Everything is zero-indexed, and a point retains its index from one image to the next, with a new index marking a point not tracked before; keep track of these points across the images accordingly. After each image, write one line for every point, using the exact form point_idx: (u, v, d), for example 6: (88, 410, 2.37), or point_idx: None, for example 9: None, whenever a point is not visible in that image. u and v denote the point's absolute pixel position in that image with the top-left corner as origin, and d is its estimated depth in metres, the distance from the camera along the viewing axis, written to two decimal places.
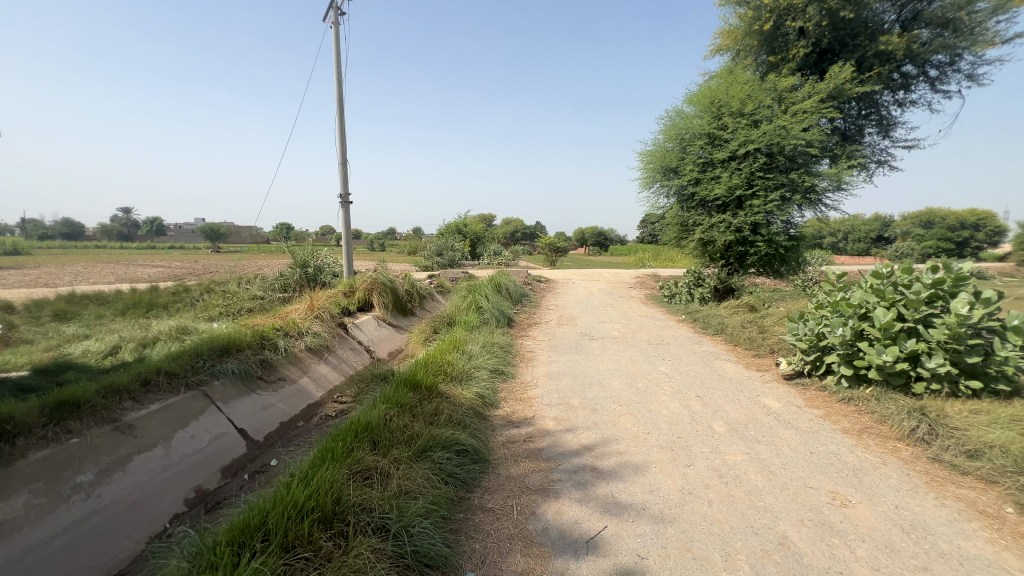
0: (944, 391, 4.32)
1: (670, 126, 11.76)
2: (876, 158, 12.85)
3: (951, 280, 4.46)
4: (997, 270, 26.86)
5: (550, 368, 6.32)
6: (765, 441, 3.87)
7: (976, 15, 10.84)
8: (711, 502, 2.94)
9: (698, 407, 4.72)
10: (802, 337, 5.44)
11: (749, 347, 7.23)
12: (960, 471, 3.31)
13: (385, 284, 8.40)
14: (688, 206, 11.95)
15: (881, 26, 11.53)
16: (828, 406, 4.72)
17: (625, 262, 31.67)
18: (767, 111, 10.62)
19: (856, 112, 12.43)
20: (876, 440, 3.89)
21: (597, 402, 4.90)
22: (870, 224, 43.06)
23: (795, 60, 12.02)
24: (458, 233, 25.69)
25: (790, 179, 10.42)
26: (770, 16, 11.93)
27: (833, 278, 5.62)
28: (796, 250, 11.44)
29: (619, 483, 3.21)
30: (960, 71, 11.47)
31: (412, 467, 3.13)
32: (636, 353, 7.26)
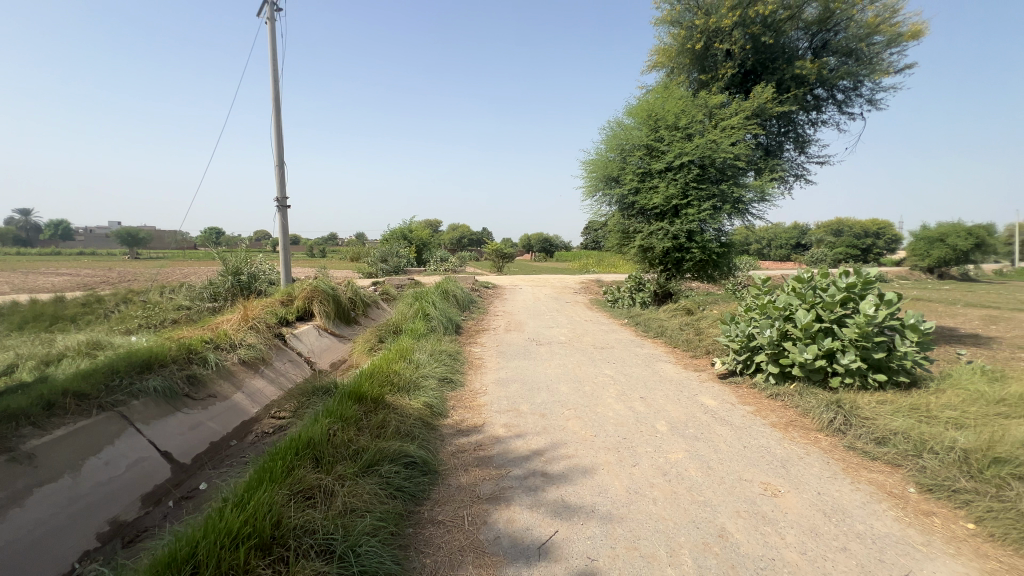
0: (857, 384, 4.76)
1: (612, 137, 12.24)
2: (794, 172, 13.98)
3: (860, 284, 4.92)
4: (896, 274, 30.16)
5: (498, 375, 6.31)
6: (703, 438, 4.07)
7: (873, 47, 12.14)
8: (656, 500, 3.05)
9: (641, 408, 4.90)
10: (734, 338, 5.82)
11: (687, 349, 7.60)
12: (870, 457, 3.65)
13: (326, 292, 8.06)
14: (628, 214, 12.45)
15: (797, 51, 12.58)
16: (758, 402, 5.04)
17: (570, 268, 32.38)
18: (700, 126, 11.29)
19: (776, 130, 13.45)
20: (800, 432, 4.21)
21: (546, 407, 4.96)
22: (789, 232, 46.93)
23: (723, 79, 12.93)
24: (402, 240, 25.26)
25: (721, 190, 11.14)
26: (701, 36, 12.79)
27: (760, 283, 6.05)
28: (728, 256, 12.16)
29: (568, 486, 3.26)
30: (861, 96, 12.74)
31: (358, 482, 3.01)
32: (582, 357, 7.43)
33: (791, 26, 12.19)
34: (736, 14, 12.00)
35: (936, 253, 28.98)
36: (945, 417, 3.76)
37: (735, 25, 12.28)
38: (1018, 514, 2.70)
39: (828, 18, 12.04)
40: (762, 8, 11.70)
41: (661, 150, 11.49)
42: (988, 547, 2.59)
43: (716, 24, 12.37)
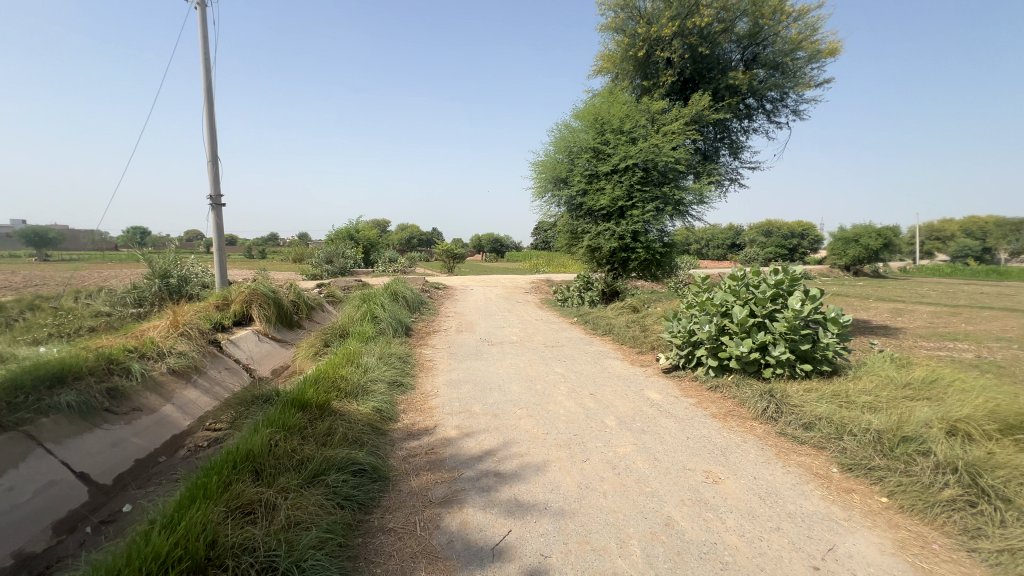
0: (786, 374, 5.12)
1: (560, 139, 12.47)
2: (729, 176, 14.81)
3: (787, 281, 5.29)
4: (818, 272, 32.75)
5: (450, 377, 6.25)
6: (649, 431, 4.23)
7: (797, 62, 13.08)
8: (606, 494, 3.13)
9: (591, 404, 5.02)
10: (676, 334, 6.09)
11: (634, 345, 7.86)
12: (799, 441, 3.93)
13: (266, 295, 7.65)
14: (577, 215, 12.73)
15: (730, 63, 13.33)
16: (699, 395, 5.30)
17: (520, 267, 32.62)
18: (643, 130, 11.72)
19: (713, 136, 14.20)
20: (737, 421, 4.46)
21: (498, 407, 4.96)
22: (724, 233, 49.78)
23: (664, 86, 13.50)
24: (349, 240, 24.48)
25: (663, 193, 11.62)
26: (643, 44, 13.32)
27: (699, 281, 6.36)
28: (670, 256, 12.70)
29: (521, 485, 3.27)
30: (787, 107, 13.69)
31: (303, 494, 2.87)
32: (533, 356, 7.51)
33: (725, 38, 12.92)
34: (675, 25, 12.61)
35: (852, 252, 31.71)
36: (861, 401, 4.13)
37: (674, 35, 12.91)
38: (922, 486, 3.01)
39: (757, 33, 12.83)
40: (698, 20, 12.36)
41: (607, 153, 11.83)
42: (898, 518, 2.87)
43: (657, 33, 12.94)
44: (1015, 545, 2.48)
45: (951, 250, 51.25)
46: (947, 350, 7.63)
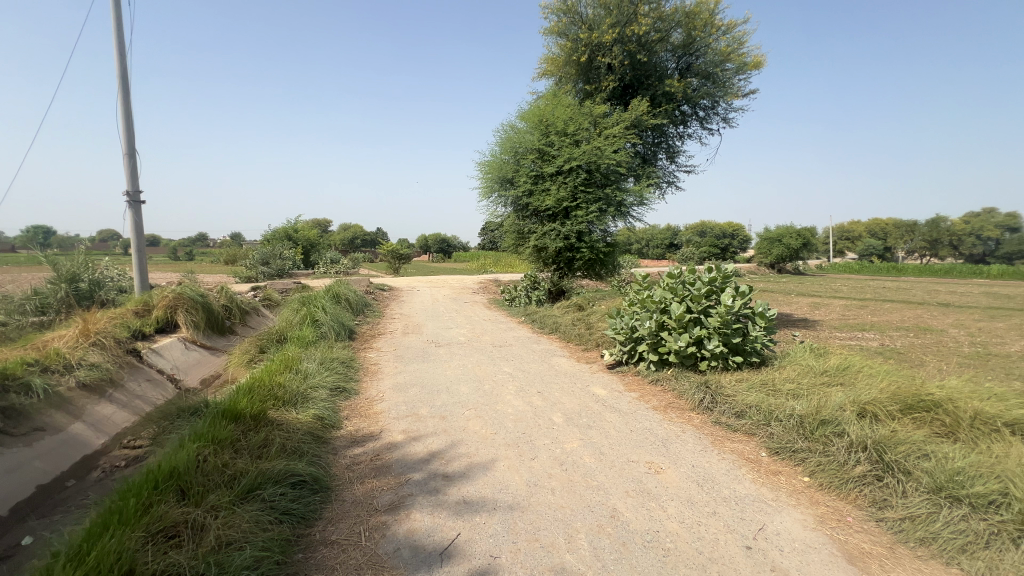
0: (720, 366, 5.44)
1: (506, 140, 12.56)
2: (666, 179, 15.50)
3: (720, 278, 5.63)
4: (748, 270, 35.00)
5: (396, 380, 6.10)
6: (595, 426, 4.33)
7: (726, 73, 13.91)
8: (554, 490, 3.17)
9: (539, 402, 5.08)
10: (619, 331, 6.30)
11: (580, 343, 8.04)
12: (732, 429, 4.18)
13: (194, 300, 7.11)
14: (523, 215, 12.85)
15: (666, 71, 13.94)
16: (641, 389, 5.50)
17: (468, 268, 32.47)
18: (586, 133, 12.01)
19: (651, 140, 14.80)
20: (677, 413, 4.67)
21: (445, 409, 4.89)
22: (663, 233, 52.08)
23: (605, 91, 13.95)
24: (286, 240, 23.29)
25: (606, 194, 11.97)
26: (585, 49, 13.71)
27: (640, 279, 6.62)
28: (613, 255, 13.09)
29: (470, 486, 3.24)
30: (718, 115, 14.52)
31: (236, 511, 2.69)
32: (481, 356, 7.49)
33: (661, 47, 13.52)
34: (615, 32, 13.08)
35: (776, 250, 34.20)
36: (785, 389, 4.45)
37: (614, 42, 13.38)
38: (838, 465, 3.29)
39: (691, 43, 13.52)
40: (637, 29, 12.90)
41: (552, 154, 12.02)
42: (818, 496, 3.12)
43: (598, 39, 13.36)
44: (915, 513, 2.76)
45: (859, 249, 56.57)
46: (857, 339, 8.41)
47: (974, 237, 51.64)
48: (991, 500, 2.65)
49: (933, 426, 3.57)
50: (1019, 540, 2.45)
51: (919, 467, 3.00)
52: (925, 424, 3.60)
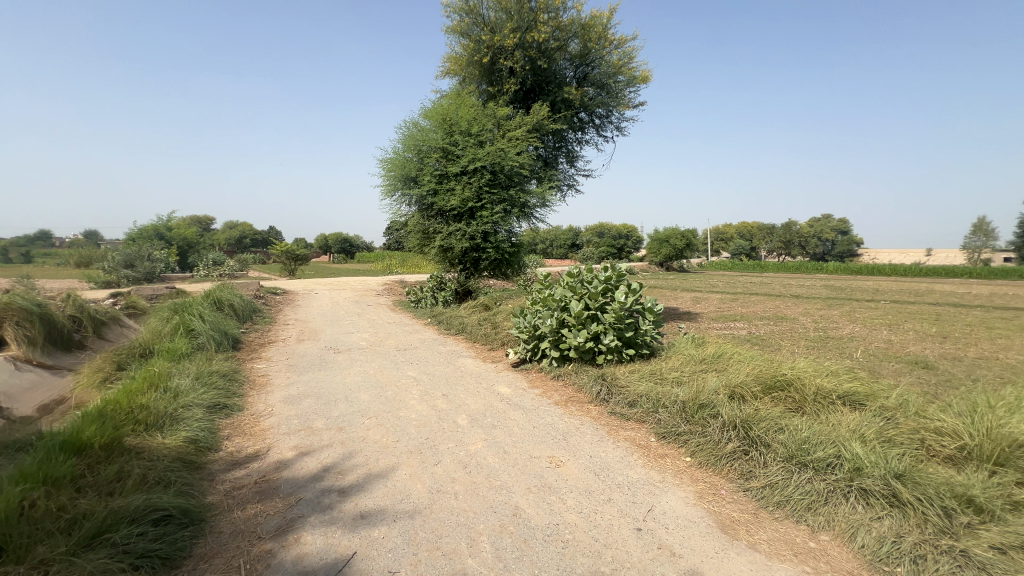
0: (615, 359, 5.79)
1: (408, 137, 12.34)
2: (567, 183, 16.17)
3: (614, 276, 5.99)
4: (641, 268, 37.80)
5: (288, 392, 5.62)
6: (499, 425, 4.36)
7: (619, 85, 14.77)
8: (458, 494, 3.13)
9: (443, 405, 4.99)
10: (523, 329, 6.43)
11: (486, 343, 8.09)
12: (625, 418, 4.47)
13: (27, 310, 5.93)
14: (428, 214, 12.65)
15: (565, 79, 14.48)
16: (544, 385, 5.67)
17: (372, 269, 31.14)
18: (490, 134, 12.10)
19: (553, 144, 15.31)
20: (577, 406, 4.88)
21: (344, 419, 4.61)
22: (565, 233, 54.41)
23: (507, 93, 14.22)
24: (156, 239, 20.47)
25: (510, 196, 12.14)
26: (487, 51, 13.86)
27: (542, 278, 6.82)
28: (518, 255, 13.32)
29: (368, 498, 3.07)
30: (612, 123, 15.39)
31: (74, 563, 2.25)
32: (384, 361, 7.20)
33: (560, 55, 14.01)
34: (516, 37, 13.36)
35: (665, 250, 37.48)
36: (670, 377, 4.86)
37: (516, 47, 13.67)
38: (714, 443, 3.66)
39: (586, 54, 14.15)
40: (536, 35, 13.28)
41: (456, 154, 11.98)
42: (698, 473, 3.45)
43: (500, 42, 13.56)
44: (773, 480, 3.16)
45: (731, 249, 64.12)
46: (729, 329, 9.49)
47: (816, 239, 61.26)
48: (829, 462, 3.11)
49: (787, 402, 4.12)
50: (849, 494, 2.90)
51: (777, 439, 3.44)
52: (781, 401, 4.14)
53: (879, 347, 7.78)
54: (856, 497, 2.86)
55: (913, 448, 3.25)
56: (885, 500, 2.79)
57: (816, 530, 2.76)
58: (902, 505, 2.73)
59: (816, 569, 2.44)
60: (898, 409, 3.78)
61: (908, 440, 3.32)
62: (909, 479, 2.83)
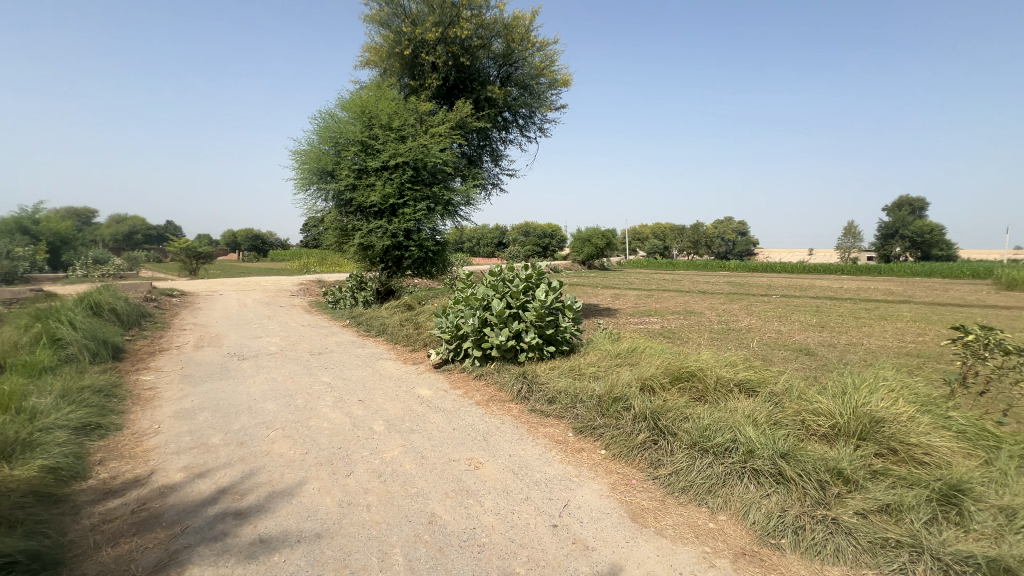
0: (536, 356, 5.86)
1: (324, 128, 11.75)
2: (491, 181, 16.17)
3: (535, 275, 6.08)
4: (565, 266, 39.04)
5: (181, 406, 5.05)
6: (418, 430, 4.23)
7: (541, 86, 14.82)
8: (370, 506, 2.96)
9: (360, 411, 4.75)
10: (445, 329, 6.29)
11: (407, 344, 7.85)
12: (545, 415, 4.54)
13: None
14: (346, 210, 12.07)
15: (488, 78, 14.40)
16: (466, 385, 5.60)
17: (286, 269, 29.10)
18: (412, 129, 11.74)
19: (477, 142, 15.19)
20: (498, 405, 4.87)
21: (245, 433, 4.21)
22: (492, 232, 54.73)
23: (430, 88, 13.93)
24: (19, 235, 17.62)
25: (433, 193, 11.86)
26: (409, 44, 13.48)
27: (464, 277, 6.73)
28: (443, 254, 13.07)
29: (268, 520, 2.81)
30: (536, 124, 15.49)
31: None
32: (295, 366, 6.72)
33: (483, 54, 13.89)
34: (437, 31, 13.11)
35: (587, 249, 38.97)
36: (587, 372, 5.01)
37: (438, 41, 13.42)
38: (626, 434, 3.82)
39: (510, 55, 14.08)
40: (459, 31, 13.09)
41: (376, 148, 11.54)
42: (611, 465, 3.58)
43: (421, 35, 13.24)
44: (678, 467, 3.35)
45: (647, 248, 68.20)
46: (644, 324, 10.04)
47: (720, 240, 67.07)
48: (727, 446, 3.36)
49: (691, 392, 4.41)
50: (742, 474, 3.15)
51: (682, 428, 3.65)
52: (686, 391, 4.43)
53: (771, 337, 8.64)
54: (749, 477, 3.12)
55: (795, 428, 3.61)
56: (772, 478, 3.06)
57: (715, 510, 2.97)
58: (786, 481, 3.01)
59: (714, 548, 2.62)
60: (783, 393, 4.19)
61: (791, 422, 3.68)
62: (791, 457, 3.13)
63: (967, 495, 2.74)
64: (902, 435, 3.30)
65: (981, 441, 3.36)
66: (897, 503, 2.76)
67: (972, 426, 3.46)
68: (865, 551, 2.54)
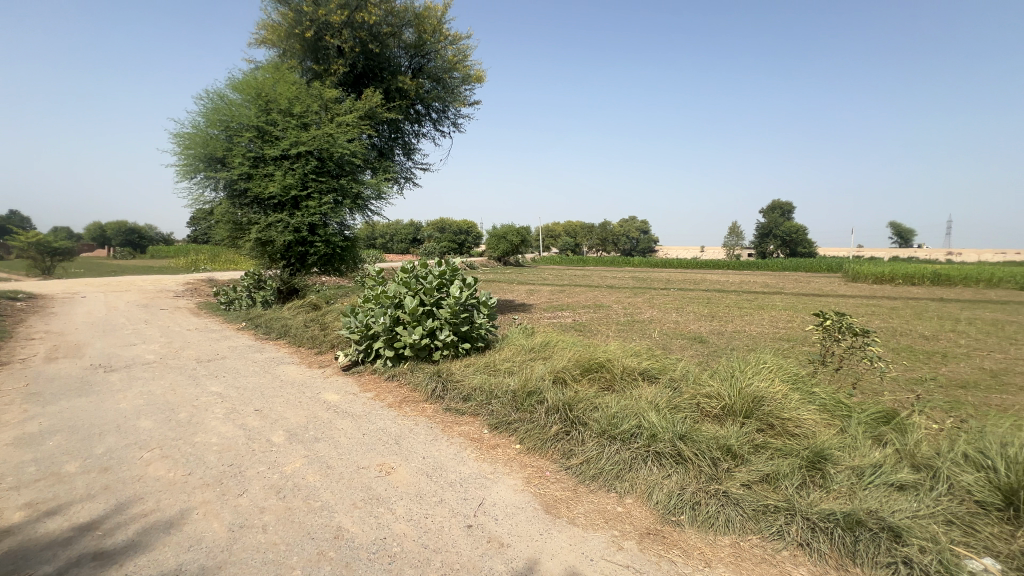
0: (451, 354, 5.76)
1: (213, 111, 10.61)
2: (404, 175, 15.63)
3: (449, 272, 5.97)
4: (482, 263, 39.20)
5: (25, 430, 4.22)
6: (323, 438, 3.94)
7: (454, 81, 14.53)
8: (267, 526, 2.69)
9: (256, 422, 4.32)
10: (354, 330, 5.94)
11: (312, 346, 7.32)
12: (460, 413, 4.47)
13: None
14: (241, 202, 11.00)
15: (399, 68, 13.87)
16: (378, 388, 5.34)
17: (169, 265, 25.83)
18: (316, 116, 10.93)
19: (388, 134, 14.56)
20: (411, 406, 4.71)
21: (112, 457, 3.63)
22: (406, 228, 53.29)
23: (336, 75, 13.11)
24: None
25: (341, 185, 11.14)
26: (311, 25, 12.56)
27: (374, 274, 6.42)
28: (352, 250, 12.36)
29: (138, 558, 2.43)
30: (449, 119, 15.18)
31: None
32: (179, 376, 5.96)
33: (393, 42, 13.30)
34: (343, 14, 12.35)
35: (502, 246, 39.46)
36: (502, 368, 5.02)
37: (344, 25, 12.65)
38: (540, 427, 3.88)
39: (421, 46, 13.64)
40: (366, 17, 12.42)
41: (275, 135, 10.63)
42: (526, 459, 3.61)
43: (325, 16, 12.41)
44: (589, 455, 3.47)
45: (560, 245, 70.71)
46: (556, 318, 10.35)
47: (625, 237, 71.49)
48: (633, 432, 3.55)
49: (600, 382, 4.60)
50: (647, 457, 3.34)
51: (592, 417, 3.80)
52: (596, 381, 4.61)
53: (670, 327, 9.34)
54: (652, 460, 3.31)
55: (691, 411, 3.92)
56: (672, 458, 3.28)
57: (622, 494, 3.12)
58: (685, 461, 3.25)
59: (623, 531, 2.74)
60: (681, 379, 4.52)
61: (688, 405, 3.99)
62: (689, 438, 3.39)
63: (828, 460, 3.16)
64: (778, 411, 3.72)
65: (838, 412, 3.90)
66: (774, 472, 3.09)
67: (831, 400, 3.99)
68: (750, 518, 2.81)
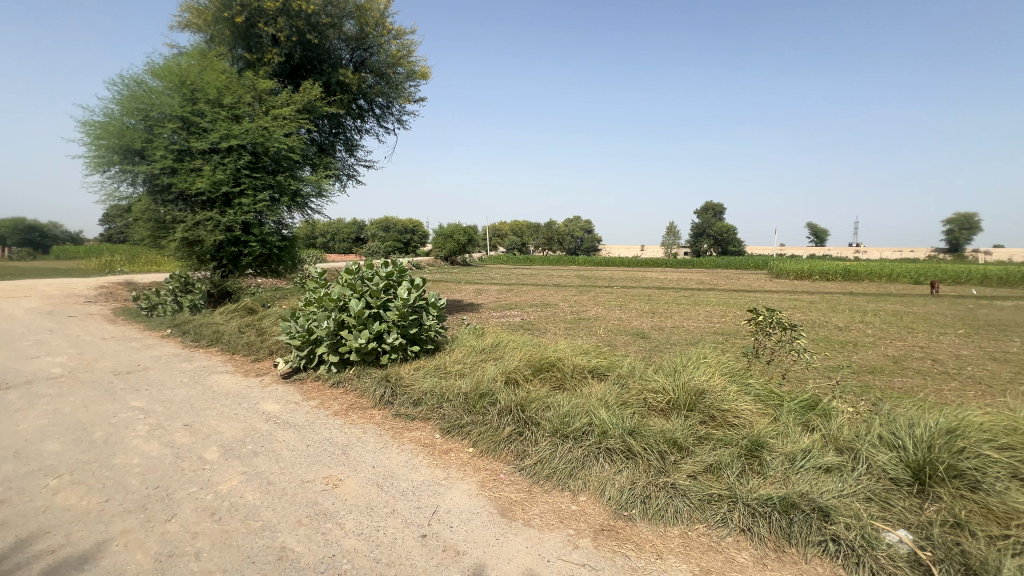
0: (400, 357, 5.60)
1: (129, 98, 9.74)
2: (346, 172, 15.02)
3: (396, 273, 5.80)
4: (429, 262, 38.68)
5: None
6: (262, 452, 3.70)
7: (398, 76, 14.13)
8: (200, 553, 2.48)
9: (185, 439, 3.98)
10: (295, 335, 5.63)
11: (248, 354, 6.87)
12: (411, 418, 4.35)
13: None
14: (163, 198, 10.15)
15: (340, 60, 13.31)
16: (322, 395, 5.10)
17: (79, 268, 23.37)
18: (250, 108, 10.24)
19: (328, 129, 13.92)
20: (358, 414, 4.53)
21: (10, 487, 3.20)
22: (348, 227, 51.47)
23: (270, 64, 12.37)
24: None
25: (278, 181, 10.53)
26: (242, 10, 11.80)
27: (315, 275, 6.12)
28: (291, 249, 11.69)
29: None
30: (394, 115, 14.77)
31: None
32: (92, 391, 5.38)
33: (333, 34, 12.74)
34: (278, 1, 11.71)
35: (449, 246, 39.11)
36: (453, 370, 4.94)
37: (279, 13, 12.00)
38: (493, 429, 3.85)
39: (363, 39, 13.17)
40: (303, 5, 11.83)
41: (202, 127, 9.88)
42: (480, 462, 3.57)
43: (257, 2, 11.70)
44: (542, 455, 3.48)
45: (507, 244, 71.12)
46: (505, 317, 10.36)
47: (570, 237, 73.09)
48: (584, 430, 3.61)
49: (552, 381, 4.64)
50: (598, 454, 3.41)
51: (544, 417, 3.82)
52: (547, 381, 4.65)
53: (615, 324, 9.65)
54: (603, 456, 3.38)
55: (639, 406, 4.04)
56: (622, 454, 3.37)
57: (576, 493, 3.16)
58: (634, 456, 3.35)
59: (577, 529, 2.77)
60: (629, 375, 4.65)
61: (635, 400, 4.11)
62: (638, 433, 3.49)
63: (764, 448, 3.36)
64: (719, 404, 3.92)
65: (771, 401, 4.17)
66: (717, 462, 3.25)
67: (764, 390, 4.26)
68: (696, 507, 2.94)
